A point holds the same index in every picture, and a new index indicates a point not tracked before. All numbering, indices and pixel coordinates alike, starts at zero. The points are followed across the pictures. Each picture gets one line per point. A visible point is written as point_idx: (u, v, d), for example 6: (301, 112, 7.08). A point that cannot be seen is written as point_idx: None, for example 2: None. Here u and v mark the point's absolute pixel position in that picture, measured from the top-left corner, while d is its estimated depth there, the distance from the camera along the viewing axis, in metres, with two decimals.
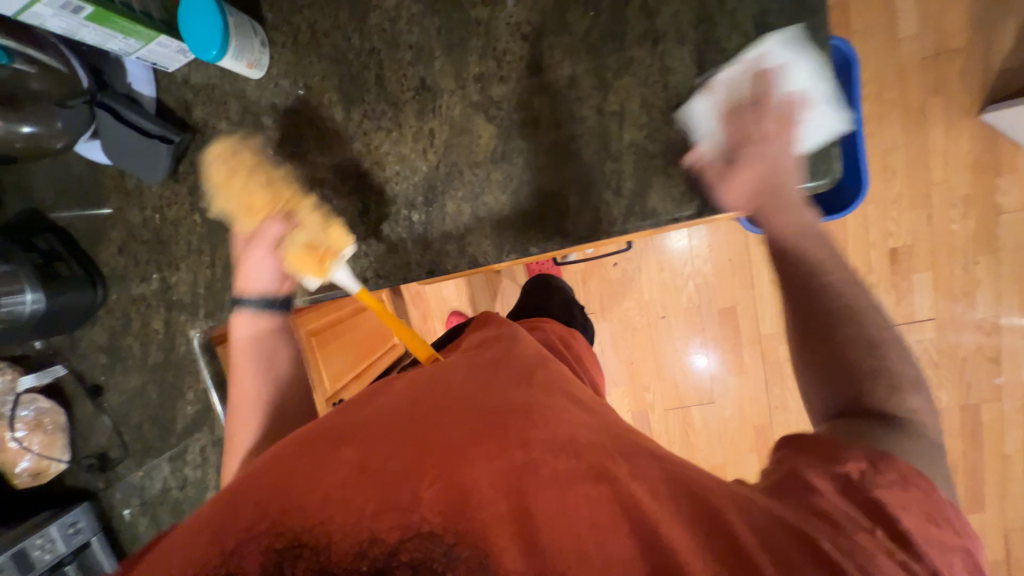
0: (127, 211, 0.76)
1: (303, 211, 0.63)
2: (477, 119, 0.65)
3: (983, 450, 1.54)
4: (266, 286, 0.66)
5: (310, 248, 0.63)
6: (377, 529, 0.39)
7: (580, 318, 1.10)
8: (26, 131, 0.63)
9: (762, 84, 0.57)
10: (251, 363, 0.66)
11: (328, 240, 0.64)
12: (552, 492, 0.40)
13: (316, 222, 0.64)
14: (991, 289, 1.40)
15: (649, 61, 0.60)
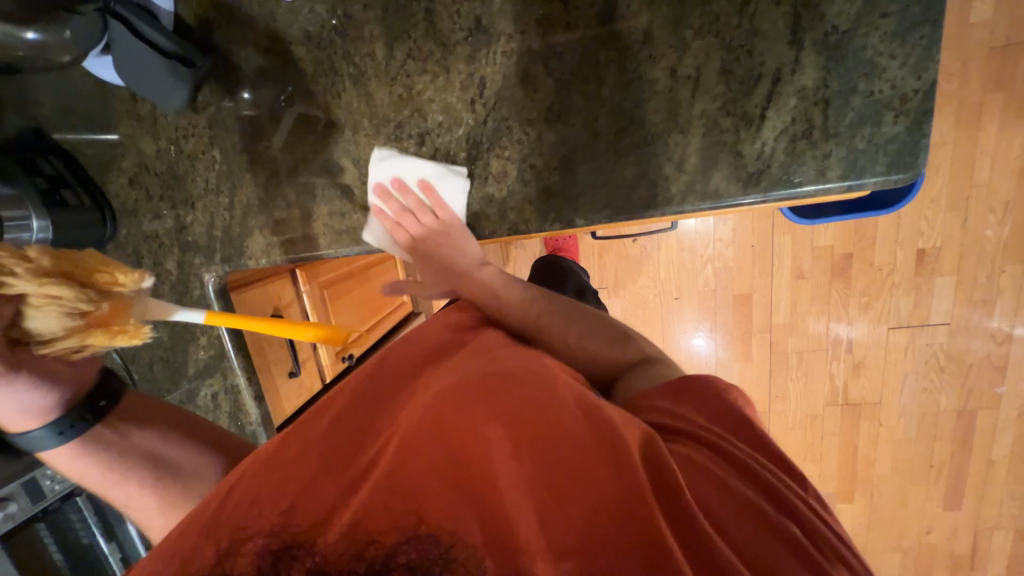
0: (138, 141, 0.72)
1: (11, 284, 0.42)
2: (535, 71, 0.59)
3: (971, 454, 1.57)
4: (22, 413, 0.48)
5: (73, 322, 0.46)
6: (372, 529, 0.37)
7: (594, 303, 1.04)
8: (30, 38, 0.52)
9: (403, 211, 0.66)
10: (113, 489, 0.51)
11: (100, 296, 0.48)
12: (547, 486, 0.39)
13: (55, 284, 0.44)
14: (1014, 297, 1.41)
15: (737, 21, 0.53)
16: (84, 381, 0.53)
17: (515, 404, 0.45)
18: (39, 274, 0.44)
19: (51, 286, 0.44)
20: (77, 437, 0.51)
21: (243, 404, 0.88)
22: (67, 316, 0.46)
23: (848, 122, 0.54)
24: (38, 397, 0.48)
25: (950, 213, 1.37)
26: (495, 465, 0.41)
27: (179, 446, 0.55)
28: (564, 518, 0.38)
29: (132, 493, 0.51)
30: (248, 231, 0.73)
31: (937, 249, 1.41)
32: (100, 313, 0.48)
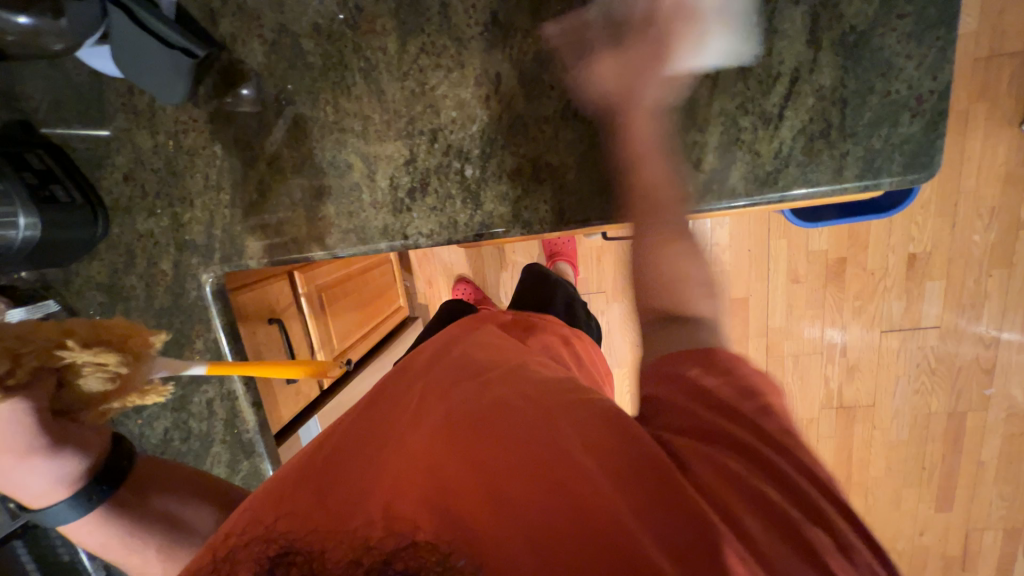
0: (135, 135, 0.68)
1: (67, 354, 0.44)
2: (552, 67, 0.58)
3: (962, 455, 1.60)
4: (47, 490, 0.45)
5: (112, 385, 0.47)
6: (369, 539, 0.38)
7: (582, 314, 1.01)
8: (22, 23, 0.50)
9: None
10: (132, 556, 0.48)
11: (138, 360, 0.48)
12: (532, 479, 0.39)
13: (103, 351, 0.45)
14: (1000, 301, 1.44)
15: (757, 19, 0.53)
16: (103, 441, 0.49)
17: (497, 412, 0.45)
18: (85, 343, 0.45)
19: (99, 352, 0.45)
20: (99, 507, 0.47)
21: (241, 410, 0.83)
22: (108, 379, 0.46)
23: (865, 121, 0.55)
24: (61, 471, 0.45)
25: (940, 218, 1.40)
26: (487, 472, 0.40)
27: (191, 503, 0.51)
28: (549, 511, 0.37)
29: (146, 555, 0.48)
30: (250, 229, 0.71)
31: (927, 253, 1.44)
32: (127, 375, 0.47)
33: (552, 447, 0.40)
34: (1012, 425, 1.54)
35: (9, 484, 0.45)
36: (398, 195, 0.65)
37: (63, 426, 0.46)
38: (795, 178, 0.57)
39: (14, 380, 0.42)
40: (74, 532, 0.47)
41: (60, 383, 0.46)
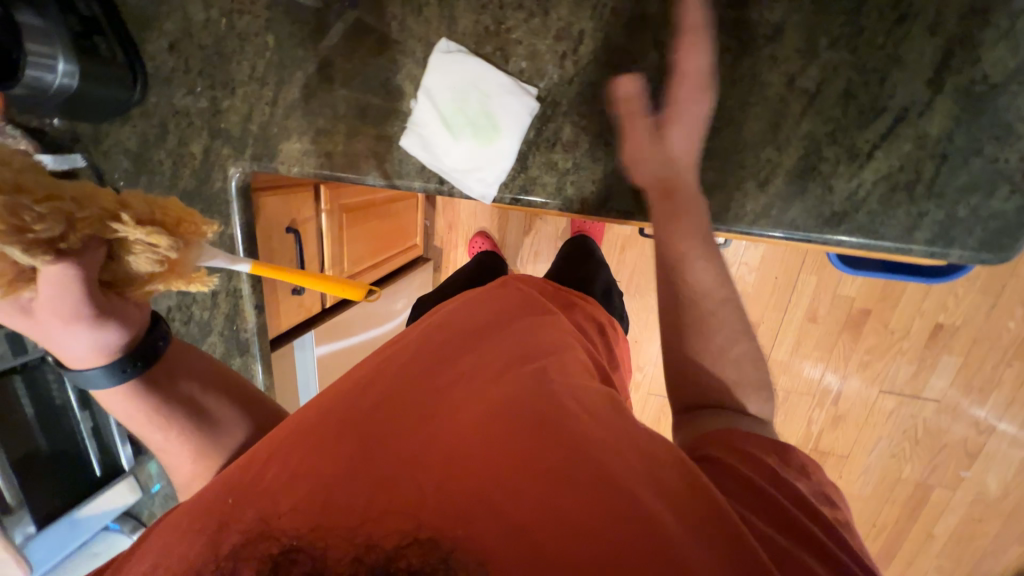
0: (188, 3, 0.64)
1: (120, 228, 0.46)
2: (642, 39, 0.53)
3: (914, 523, 1.63)
4: (89, 355, 0.48)
5: (160, 266, 0.50)
6: (374, 535, 0.37)
7: (619, 308, 0.97)
8: None
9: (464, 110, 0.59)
10: (155, 432, 0.52)
11: (186, 244, 0.51)
12: (544, 488, 0.38)
13: (153, 230, 0.48)
14: (1009, 393, 1.41)
15: (882, 41, 0.48)
16: (142, 320, 0.52)
17: (517, 411, 0.45)
18: (140, 221, 0.47)
19: (152, 233, 0.47)
20: (130, 380, 0.50)
21: (243, 311, 0.82)
22: (154, 261, 0.49)
23: (958, 184, 0.50)
24: (102, 340, 0.47)
25: (980, 296, 1.34)
26: (497, 475, 0.40)
27: (215, 396, 0.55)
28: (559, 520, 0.37)
29: (169, 437, 0.52)
30: (287, 133, 0.67)
31: (954, 327, 1.39)
32: (178, 258, 0.51)
33: (564, 459, 0.40)
34: (973, 510, 1.55)
35: (53, 344, 0.48)
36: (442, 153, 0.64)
37: (109, 299, 0.49)
38: (867, 230, 0.53)
39: (67, 245, 0.44)
40: (108, 398, 0.50)
41: (109, 258, 0.48)
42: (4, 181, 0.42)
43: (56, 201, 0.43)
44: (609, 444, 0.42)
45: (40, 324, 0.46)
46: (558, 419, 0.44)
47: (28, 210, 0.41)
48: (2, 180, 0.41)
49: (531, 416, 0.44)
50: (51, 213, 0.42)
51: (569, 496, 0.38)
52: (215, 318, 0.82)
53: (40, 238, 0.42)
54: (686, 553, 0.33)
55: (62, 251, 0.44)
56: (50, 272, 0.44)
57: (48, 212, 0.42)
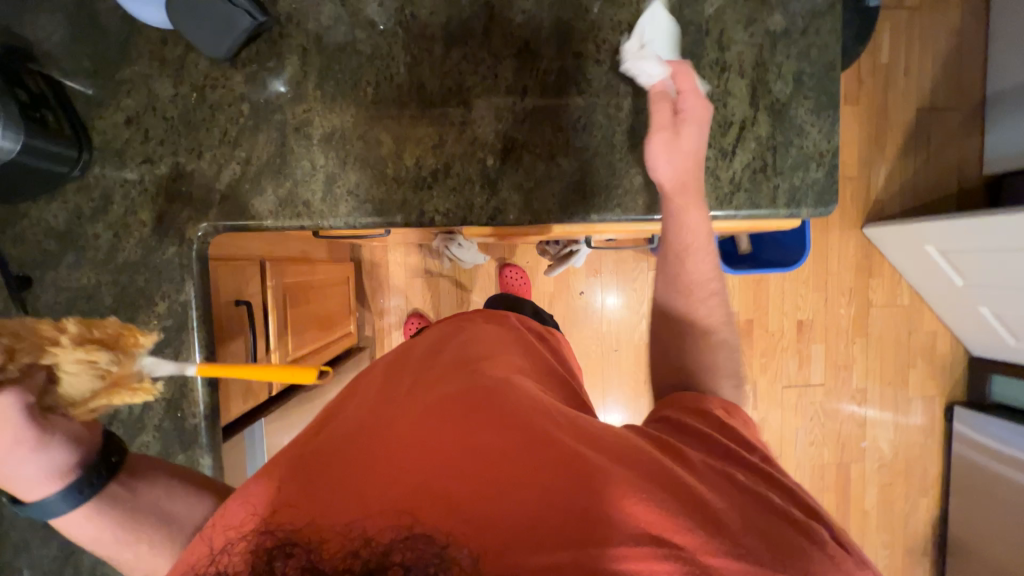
0: (154, 82, 0.67)
1: (58, 354, 0.48)
2: (569, 88, 0.72)
3: (849, 503, 1.82)
4: (39, 479, 0.48)
5: (98, 383, 0.51)
6: (367, 532, 0.41)
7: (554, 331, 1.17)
8: None
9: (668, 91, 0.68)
10: (124, 551, 0.50)
11: (126, 356, 0.54)
12: (519, 473, 0.45)
13: (93, 348, 0.50)
14: (863, 365, 1.78)
15: (716, 82, 0.73)
16: (95, 436, 0.52)
17: (496, 407, 0.51)
18: (78, 341, 0.50)
19: (89, 352, 0.50)
20: (90, 499, 0.49)
21: (192, 393, 0.71)
22: (95, 377, 0.51)
23: (789, 164, 0.74)
24: (50, 464, 0.48)
25: (816, 292, 1.76)
26: (480, 468, 0.45)
27: (181, 497, 0.53)
28: (538, 500, 0.43)
29: (141, 552, 0.49)
30: (259, 190, 0.69)
31: (810, 321, 1.77)
32: (119, 372, 0.52)
33: (539, 442, 0.47)
34: (883, 474, 1.80)
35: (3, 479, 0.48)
36: (421, 175, 0.71)
37: (45, 420, 0.48)
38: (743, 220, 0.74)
39: (6, 374, 0.47)
40: (63, 526, 0.49)
41: (48, 381, 0.50)
42: None
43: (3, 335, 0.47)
44: (585, 425, 0.50)
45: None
46: (533, 411, 0.50)
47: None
48: None
49: (531, 430, 0.48)
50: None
51: (545, 475, 0.44)
52: (152, 409, 0.71)
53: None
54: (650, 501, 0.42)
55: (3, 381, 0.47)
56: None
57: None
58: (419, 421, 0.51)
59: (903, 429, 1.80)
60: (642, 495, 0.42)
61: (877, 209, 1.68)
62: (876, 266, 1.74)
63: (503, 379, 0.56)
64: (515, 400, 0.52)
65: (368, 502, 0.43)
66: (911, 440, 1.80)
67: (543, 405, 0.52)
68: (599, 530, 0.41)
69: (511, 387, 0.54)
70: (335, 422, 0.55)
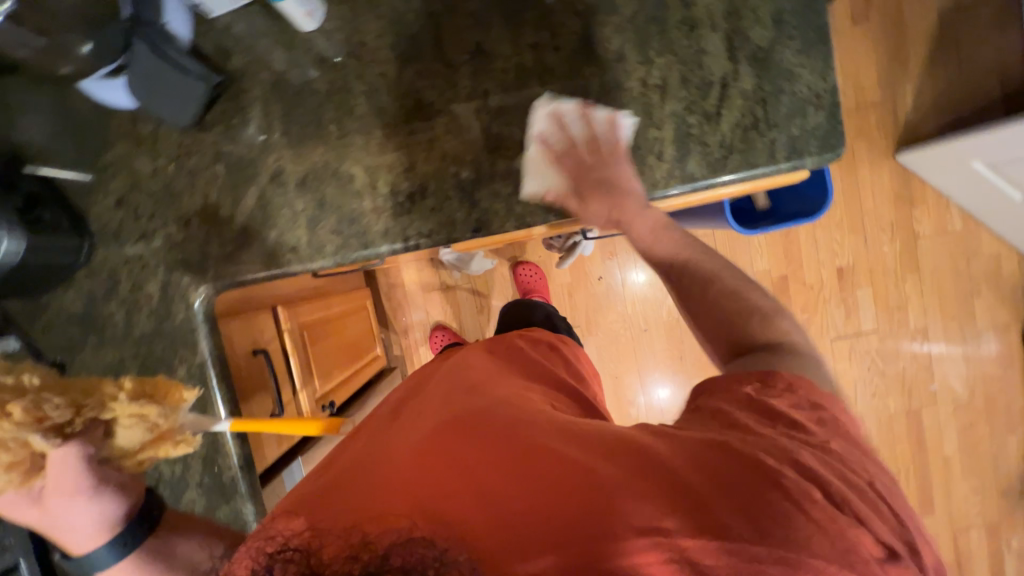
0: (134, 160, 0.70)
1: (114, 407, 0.54)
2: (531, 83, 0.69)
3: (928, 451, 1.69)
4: (91, 532, 0.51)
5: (147, 435, 0.56)
6: (370, 534, 0.43)
7: (564, 328, 1.16)
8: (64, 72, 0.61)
9: (559, 169, 0.69)
10: None
11: (172, 411, 0.58)
12: (519, 479, 0.48)
13: (144, 402, 0.55)
14: (919, 303, 1.64)
15: (687, 42, 0.68)
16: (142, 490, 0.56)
17: (497, 422, 0.56)
18: (131, 395, 0.56)
19: (141, 405, 0.55)
20: (135, 550, 0.52)
21: (224, 447, 0.74)
22: (144, 429, 0.56)
23: (783, 114, 0.68)
24: (101, 513, 0.52)
25: (853, 234, 1.63)
26: (483, 476, 0.49)
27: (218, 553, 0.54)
28: (536, 503, 0.46)
29: None
30: (248, 245, 0.71)
31: (851, 266, 1.64)
32: (166, 426, 0.57)
33: (539, 449, 0.51)
34: (961, 416, 1.66)
35: (57, 532, 0.52)
36: (399, 200, 0.70)
37: (99, 469, 0.53)
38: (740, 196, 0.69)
39: (71, 428, 0.52)
40: None
41: (105, 435, 0.55)
42: (29, 385, 0.52)
43: (71, 391, 0.53)
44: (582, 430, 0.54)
45: (44, 508, 0.52)
46: (533, 423, 0.55)
47: (46, 403, 0.51)
48: (33, 384, 0.52)
49: (531, 440, 0.52)
50: (64, 402, 0.52)
51: (543, 479, 0.48)
52: (191, 469, 0.74)
53: (51, 424, 0.51)
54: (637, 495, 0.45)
55: (68, 434, 0.52)
56: (54, 454, 0.51)
57: (62, 402, 0.52)
58: (429, 439, 0.56)
59: (977, 364, 1.65)
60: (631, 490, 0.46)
61: (909, 133, 1.53)
62: (918, 194, 1.59)
63: (506, 398, 0.61)
64: (507, 416, 0.56)
65: (375, 511, 0.46)
66: (987, 375, 1.65)
67: (532, 417, 0.56)
68: (591, 525, 0.44)
69: (513, 404, 0.59)
70: (354, 449, 0.60)
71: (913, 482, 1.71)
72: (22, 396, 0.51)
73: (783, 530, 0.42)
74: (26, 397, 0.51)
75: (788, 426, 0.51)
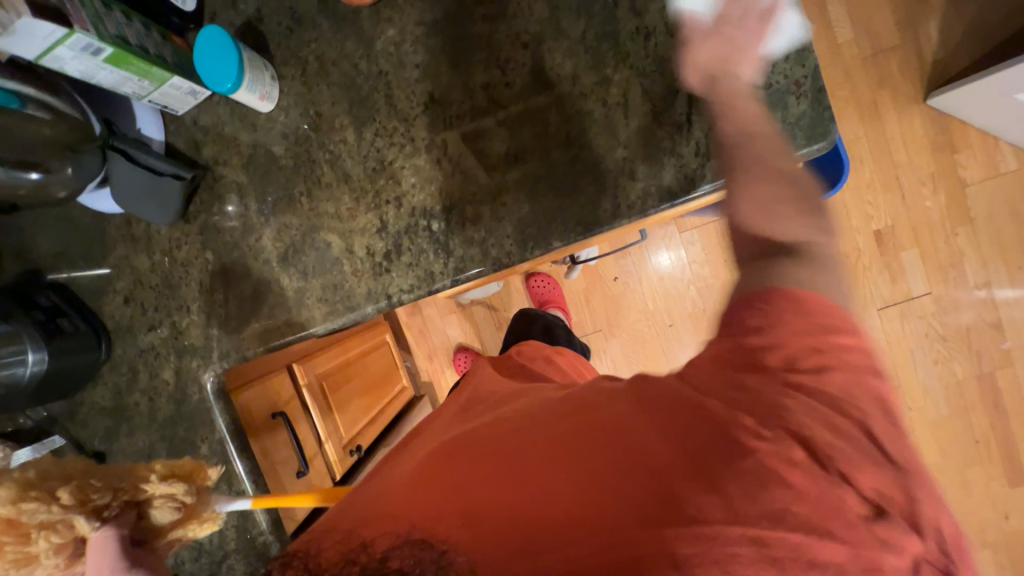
0: (134, 259, 0.75)
1: (148, 486, 0.52)
2: (488, 122, 0.67)
3: (1010, 420, 1.45)
4: None
5: (176, 513, 0.53)
6: (377, 540, 0.50)
7: (563, 334, 1.15)
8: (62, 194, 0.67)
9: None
10: None
11: (201, 491, 0.56)
12: (509, 474, 0.50)
13: (175, 482, 0.53)
14: (977, 257, 1.43)
15: (644, 52, 0.64)
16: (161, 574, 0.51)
17: (493, 418, 0.56)
18: (164, 474, 0.53)
19: (172, 484, 0.53)
20: None
21: (253, 514, 0.78)
22: (175, 508, 0.53)
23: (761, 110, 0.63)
24: None
25: (888, 193, 1.45)
26: (477, 474, 0.52)
27: None
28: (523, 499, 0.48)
29: None
30: (244, 323, 0.74)
31: (890, 228, 1.46)
32: (192, 505, 0.55)
33: (530, 443, 0.51)
34: None
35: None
36: (376, 261, 0.71)
37: (140, 552, 0.50)
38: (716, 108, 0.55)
39: (108, 511, 0.49)
40: None
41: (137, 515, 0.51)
42: (64, 469, 0.49)
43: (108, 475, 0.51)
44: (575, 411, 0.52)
45: None
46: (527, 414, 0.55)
47: (88, 486, 0.49)
48: (67, 469, 0.50)
49: (523, 433, 0.53)
50: (103, 486, 0.49)
51: (531, 474, 0.49)
52: (227, 534, 0.78)
53: (93, 507, 0.48)
54: (622, 487, 0.45)
55: (105, 517, 0.49)
56: (94, 538, 0.48)
57: (100, 485, 0.49)
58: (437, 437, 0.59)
59: None
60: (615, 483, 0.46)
61: (939, 73, 1.37)
62: (959, 138, 1.41)
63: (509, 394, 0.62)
64: (494, 413, 0.57)
65: (383, 516, 0.52)
66: None
67: (527, 406, 0.56)
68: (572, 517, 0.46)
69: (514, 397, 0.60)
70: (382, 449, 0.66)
71: (1001, 463, 1.46)
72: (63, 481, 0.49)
73: (750, 516, 0.41)
74: (67, 483, 0.48)
75: (774, 387, 0.44)
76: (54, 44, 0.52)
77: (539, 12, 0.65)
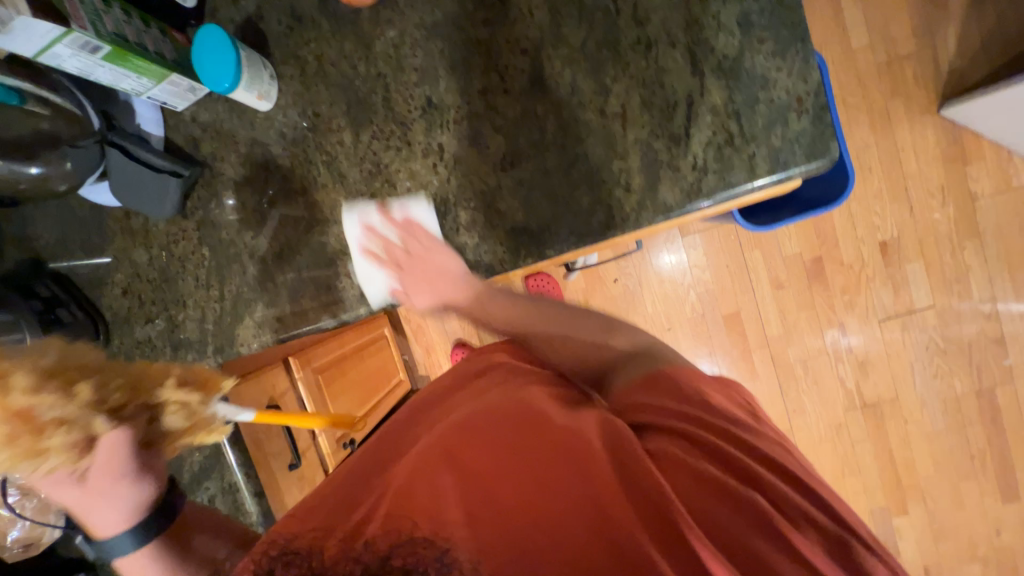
0: (132, 252, 0.76)
1: (164, 391, 0.44)
2: (486, 129, 0.67)
3: (1008, 437, 1.44)
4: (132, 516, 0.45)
5: (190, 423, 0.46)
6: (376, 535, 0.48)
7: None
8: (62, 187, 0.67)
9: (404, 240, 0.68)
10: None
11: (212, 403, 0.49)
12: (513, 482, 0.50)
13: (192, 388, 0.46)
14: (982, 271, 1.42)
15: (644, 63, 0.63)
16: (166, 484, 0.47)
17: (498, 423, 0.57)
18: (179, 380, 0.46)
19: (188, 392, 0.46)
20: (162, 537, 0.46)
21: (244, 506, 0.80)
22: (189, 417, 0.46)
23: (761, 125, 0.61)
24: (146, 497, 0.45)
25: (896, 203, 1.43)
26: (482, 477, 0.51)
27: None
28: (527, 506, 0.48)
29: None
30: (239, 319, 0.74)
31: (896, 239, 1.44)
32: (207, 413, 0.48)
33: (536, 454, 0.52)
34: None
35: (78, 508, 0.44)
36: None
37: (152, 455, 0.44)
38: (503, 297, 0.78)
39: (122, 412, 0.42)
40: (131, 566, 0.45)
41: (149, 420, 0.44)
42: (71, 359, 0.40)
43: (120, 373, 0.42)
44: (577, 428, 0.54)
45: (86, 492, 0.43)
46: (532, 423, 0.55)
47: (105, 383, 0.41)
48: (74, 359, 0.40)
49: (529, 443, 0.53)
50: (120, 385, 0.42)
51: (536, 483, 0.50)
52: None
53: (111, 406, 0.41)
54: (626, 505, 0.46)
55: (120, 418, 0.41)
56: (109, 438, 0.41)
57: (117, 384, 0.41)
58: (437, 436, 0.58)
59: None
60: (621, 501, 0.46)
61: (953, 83, 1.34)
62: (971, 149, 1.38)
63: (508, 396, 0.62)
64: (498, 417, 0.58)
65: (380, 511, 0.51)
66: None
67: (533, 415, 0.57)
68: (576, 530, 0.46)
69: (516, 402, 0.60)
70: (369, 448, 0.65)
71: (996, 476, 1.46)
72: (75, 376, 0.39)
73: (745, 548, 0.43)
74: (79, 377, 0.39)
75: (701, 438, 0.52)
76: (53, 42, 0.53)
77: (540, 18, 0.64)
